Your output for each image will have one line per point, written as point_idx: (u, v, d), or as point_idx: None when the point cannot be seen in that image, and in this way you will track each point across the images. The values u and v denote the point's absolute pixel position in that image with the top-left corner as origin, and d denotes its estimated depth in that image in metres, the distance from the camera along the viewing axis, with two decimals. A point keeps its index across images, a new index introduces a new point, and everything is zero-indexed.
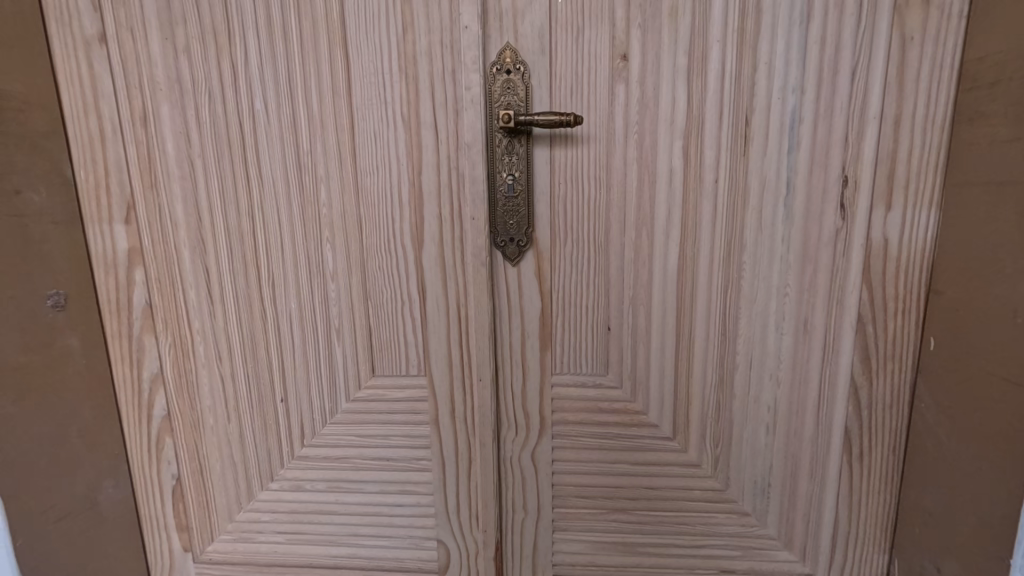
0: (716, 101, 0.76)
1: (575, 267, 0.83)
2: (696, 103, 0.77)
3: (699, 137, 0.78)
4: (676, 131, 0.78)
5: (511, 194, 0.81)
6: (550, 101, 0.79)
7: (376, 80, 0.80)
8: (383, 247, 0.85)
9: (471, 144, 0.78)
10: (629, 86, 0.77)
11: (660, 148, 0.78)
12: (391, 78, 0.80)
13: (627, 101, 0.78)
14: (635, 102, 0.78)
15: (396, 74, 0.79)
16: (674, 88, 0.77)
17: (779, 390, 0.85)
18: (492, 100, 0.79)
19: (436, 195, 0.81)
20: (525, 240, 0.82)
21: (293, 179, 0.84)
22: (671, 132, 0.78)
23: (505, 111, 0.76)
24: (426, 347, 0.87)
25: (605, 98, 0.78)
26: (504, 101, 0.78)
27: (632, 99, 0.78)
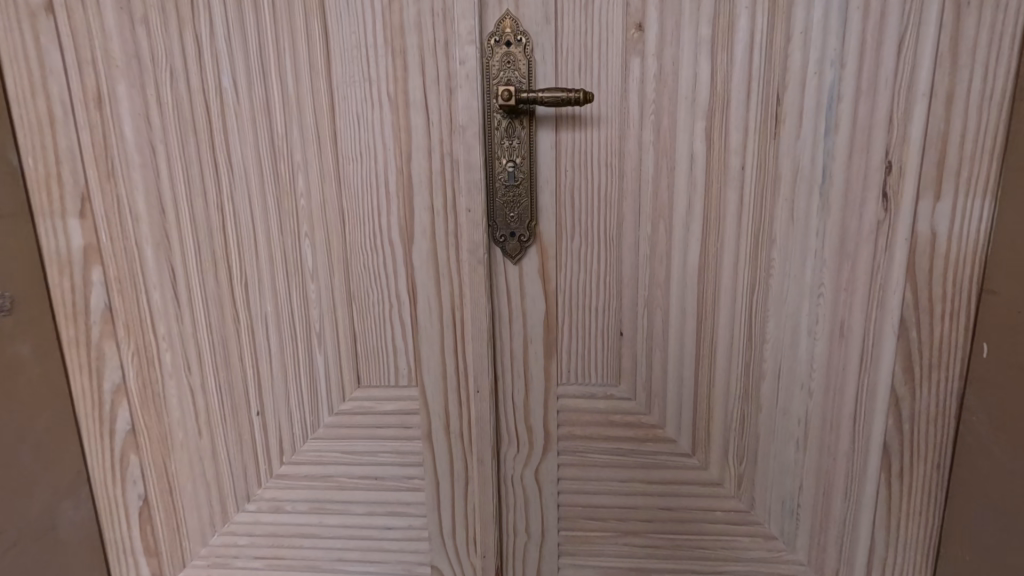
0: (743, 76, 0.67)
1: (584, 265, 0.75)
2: (721, 78, 0.68)
3: (723, 116, 0.69)
4: (698, 110, 0.69)
5: (513, 182, 0.72)
6: (555, 77, 0.70)
7: (358, 54, 0.71)
8: (368, 242, 0.76)
9: (467, 126, 0.70)
10: (644, 59, 0.68)
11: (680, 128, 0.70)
12: (375, 51, 0.70)
13: (642, 76, 0.69)
14: (653, 77, 0.68)
15: (381, 47, 0.70)
16: (696, 60, 0.68)
17: (811, 401, 0.76)
18: (490, 77, 0.69)
19: (428, 185, 0.73)
20: (528, 234, 0.73)
21: (267, 166, 0.75)
22: (692, 111, 0.69)
23: (505, 88, 0.67)
24: (417, 355, 0.78)
25: (618, 72, 0.69)
26: (504, 78, 0.69)
27: (648, 74, 0.68)
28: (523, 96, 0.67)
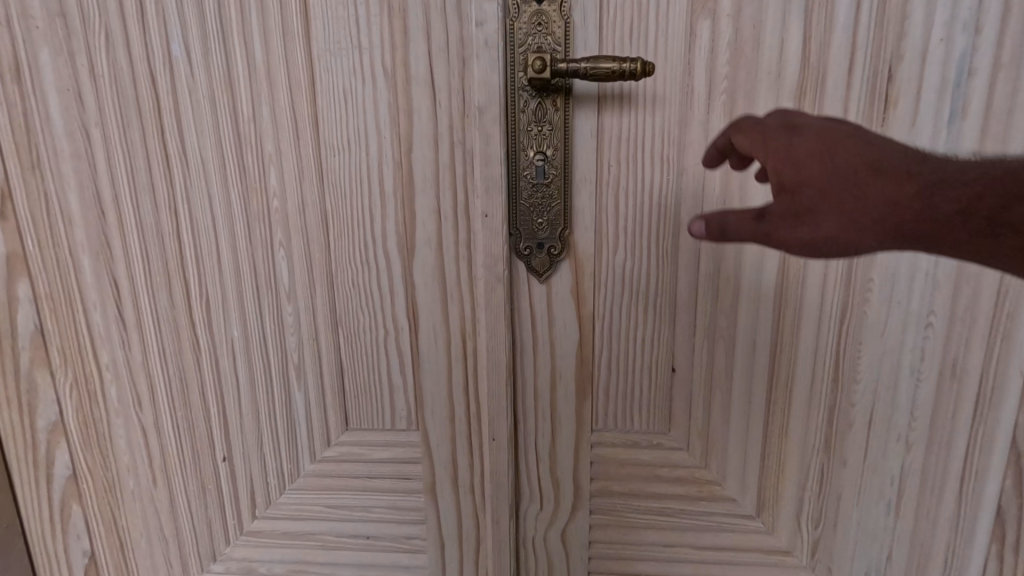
0: (845, 42, 0.52)
1: (629, 284, 0.60)
2: (817, 45, 0.52)
3: (816, 96, 0.53)
4: (784, 87, 0.53)
5: (542, 180, 0.57)
6: (600, 45, 0.54)
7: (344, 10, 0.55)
8: (357, 253, 0.60)
9: (485, 107, 0.54)
10: (715, 20, 0.53)
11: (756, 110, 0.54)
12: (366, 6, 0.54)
13: (712, 43, 0.53)
14: (726, 44, 0.53)
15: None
16: (785, 21, 0.52)
17: (909, 456, 0.61)
18: (515, 44, 0.54)
19: (435, 181, 0.57)
20: (560, 245, 0.58)
21: (231, 158, 0.59)
22: (775, 88, 0.53)
23: (538, 59, 0.52)
24: (419, 393, 0.63)
25: (682, 38, 0.53)
26: (533, 44, 0.53)
27: (719, 39, 0.53)
28: (564, 68, 0.51)
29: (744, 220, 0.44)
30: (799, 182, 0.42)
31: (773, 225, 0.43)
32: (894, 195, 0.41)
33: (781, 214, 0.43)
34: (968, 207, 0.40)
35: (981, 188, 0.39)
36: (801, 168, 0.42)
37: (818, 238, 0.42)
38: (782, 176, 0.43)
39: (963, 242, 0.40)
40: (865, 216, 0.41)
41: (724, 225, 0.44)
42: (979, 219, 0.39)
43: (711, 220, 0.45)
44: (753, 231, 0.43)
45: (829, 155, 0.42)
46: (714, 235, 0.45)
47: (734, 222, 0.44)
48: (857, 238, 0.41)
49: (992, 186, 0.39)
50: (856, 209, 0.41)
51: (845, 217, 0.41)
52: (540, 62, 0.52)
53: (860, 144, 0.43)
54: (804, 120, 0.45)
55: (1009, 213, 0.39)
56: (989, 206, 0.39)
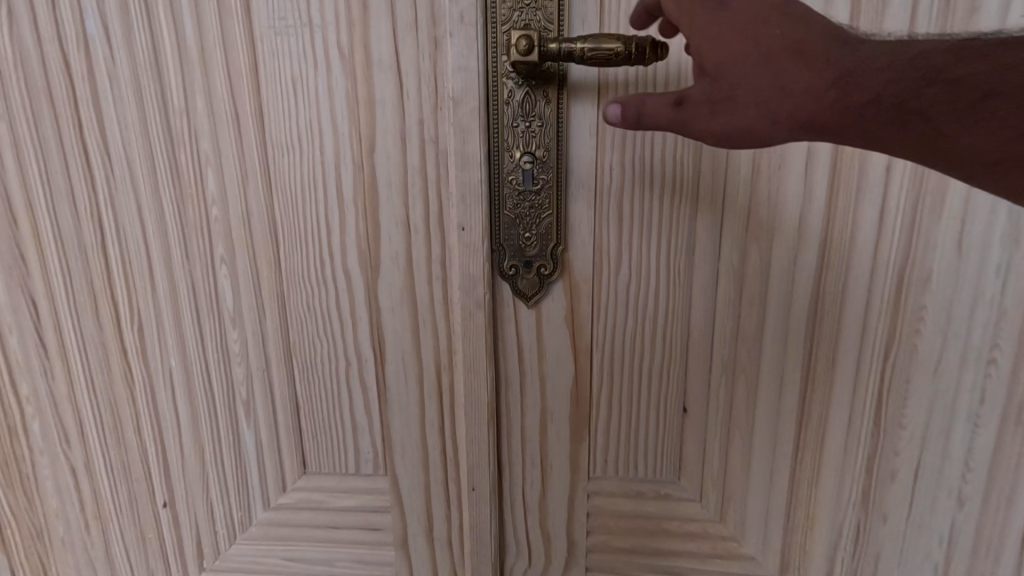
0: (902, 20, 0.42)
1: (634, 310, 0.50)
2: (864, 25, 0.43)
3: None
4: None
5: (530, 186, 0.47)
6: (603, 23, 0.44)
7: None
8: (312, 271, 0.51)
9: (461, 97, 0.44)
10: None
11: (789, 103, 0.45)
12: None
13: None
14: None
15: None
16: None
17: (963, 514, 0.51)
18: (495, 20, 0.43)
19: (403, 186, 0.48)
20: (551, 263, 0.49)
21: (162, 157, 0.50)
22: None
23: (523, 37, 0.42)
24: (387, 432, 0.54)
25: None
26: (519, 21, 0.44)
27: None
28: (552, 51, 0.41)
29: (659, 108, 0.39)
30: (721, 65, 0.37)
31: (689, 115, 0.38)
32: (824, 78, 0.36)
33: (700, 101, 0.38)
34: (900, 100, 0.35)
35: (918, 76, 0.34)
36: (723, 49, 0.37)
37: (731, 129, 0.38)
38: (704, 58, 0.38)
39: (893, 139, 0.36)
40: (786, 103, 0.36)
41: (638, 116, 0.39)
42: (909, 113, 0.35)
43: (627, 106, 0.40)
44: (666, 121, 0.39)
45: (756, 32, 0.37)
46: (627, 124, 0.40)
47: (650, 107, 0.39)
48: (773, 129, 0.37)
49: (933, 74, 0.34)
50: (779, 96, 0.37)
51: (765, 106, 0.37)
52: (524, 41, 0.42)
53: (800, 19, 0.37)
54: None
55: (943, 107, 0.34)
56: (924, 100, 0.34)
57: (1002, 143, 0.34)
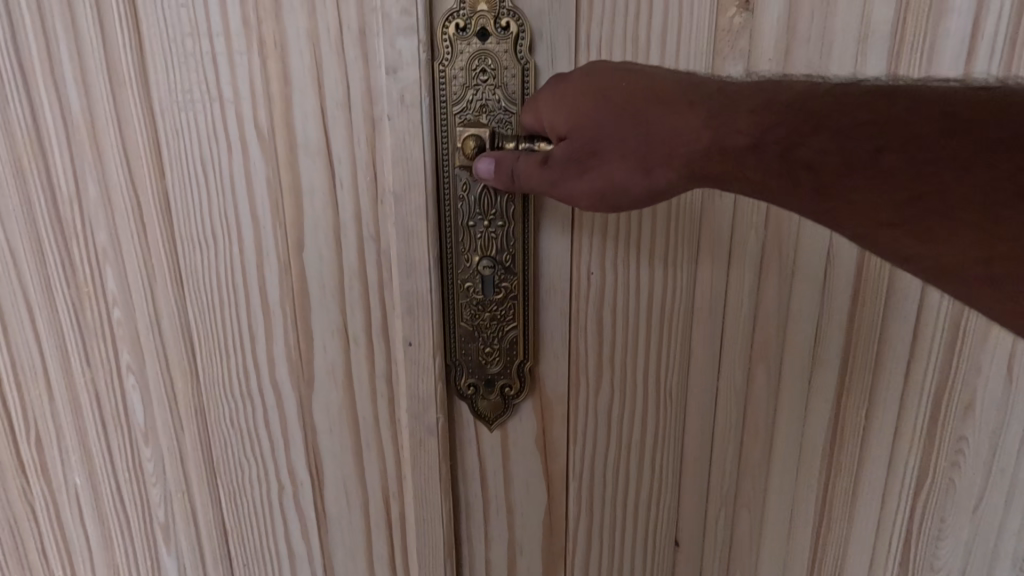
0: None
1: (615, 432, 0.43)
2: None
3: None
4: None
5: (490, 294, 0.39)
6: None
7: (192, 40, 0.36)
8: (235, 383, 0.43)
9: (405, 192, 0.37)
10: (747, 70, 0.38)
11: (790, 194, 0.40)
12: (224, 37, 0.36)
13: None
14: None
15: (233, 25, 0.35)
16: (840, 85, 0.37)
17: None
18: (445, 99, 0.36)
19: (338, 291, 0.40)
20: (517, 382, 0.41)
21: (47, 251, 0.41)
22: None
23: (475, 138, 0.36)
24: (330, 562, 0.47)
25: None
26: (476, 102, 0.36)
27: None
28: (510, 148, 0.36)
29: (528, 162, 0.35)
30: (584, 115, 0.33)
31: (558, 169, 0.34)
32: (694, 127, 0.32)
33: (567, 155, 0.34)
34: (784, 148, 0.31)
35: (797, 121, 0.31)
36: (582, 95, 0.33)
37: (607, 185, 0.34)
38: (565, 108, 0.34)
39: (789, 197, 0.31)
40: (656, 152, 0.33)
41: (507, 169, 0.35)
42: (795, 163, 0.31)
43: (502, 161, 0.35)
44: (539, 182, 0.34)
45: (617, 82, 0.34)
46: (498, 180, 0.35)
47: (524, 168, 0.35)
48: (649, 178, 0.34)
49: (814, 120, 0.30)
50: (650, 146, 0.33)
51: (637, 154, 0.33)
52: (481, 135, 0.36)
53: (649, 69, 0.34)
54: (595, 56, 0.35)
55: (833, 157, 0.30)
56: (810, 150, 0.31)
57: (907, 199, 0.29)
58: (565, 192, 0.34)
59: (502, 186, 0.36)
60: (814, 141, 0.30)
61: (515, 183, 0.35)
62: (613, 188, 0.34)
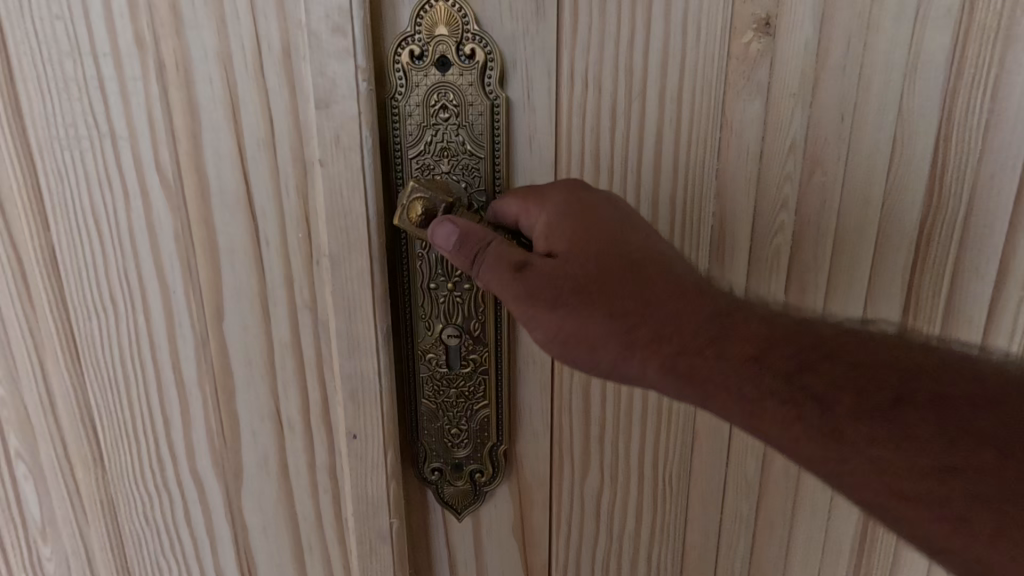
0: (964, 141, 0.32)
1: (605, 522, 0.37)
2: (922, 143, 0.32)
3: (904, 225, 0.34)
4: (869, 209, 0.34)
5: (457, 367, 0.32)
6: (558, 146, 0.33)
7: (71, 61, 0.28)
8: (149, 475, 0.35)
9: (345, 255, 0.30)
10: (767, 105, 0.32)
11: (805, 248, 0.35)
12: (113, 57, 0.28)
13: (762, 139, 0.33)
14: (786, 142, 0.33)
15: (126, 44, 0.28)
16: (858, 126, 0.32)
17: None
18: (398, 139, 0.30)
19: (269, 371, 0.32)
20: (490, 467, 0.35)
21: None
22: (858, 214, 0.34)
23: (421, 197, 0.29)
24: None
25: (713, 128, 0.33)
26: (436, 142, 0.31)
27: (774, 133, 0.33)
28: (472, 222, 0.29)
29: (504, 249, 0.28)
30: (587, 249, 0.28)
31: (534, 285, 0.28)
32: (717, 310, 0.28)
33: (550, 282, 0.28)
34: (789, 371, 0.27)
35: (811, 346, 0.27)
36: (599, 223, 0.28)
37: (575, 336, 0.28)
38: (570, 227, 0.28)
39: (780, 418, 0.27)
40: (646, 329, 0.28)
41: (476, 247, 0.28)
42: (800, 391, 0.26)
43: (470, 234, 0.28)
44: (504, 281, 0.28)
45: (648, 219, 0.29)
46: (460, 255, 0.28)
47: (497, 247, 0.28)
48: (628, 353, 0.28)
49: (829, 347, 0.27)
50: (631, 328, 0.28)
51: (617, 327, 0.28)
52: (443, 186, 0.31)
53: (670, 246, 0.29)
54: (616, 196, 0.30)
55: (843, 394, 0.26)
56: (819, 381, 0.26)
57: (929, 472, 0.25)
58: (528, 313, 0.28)
59: (462, 264, 0.29)
60: (826, 372, 0.26)
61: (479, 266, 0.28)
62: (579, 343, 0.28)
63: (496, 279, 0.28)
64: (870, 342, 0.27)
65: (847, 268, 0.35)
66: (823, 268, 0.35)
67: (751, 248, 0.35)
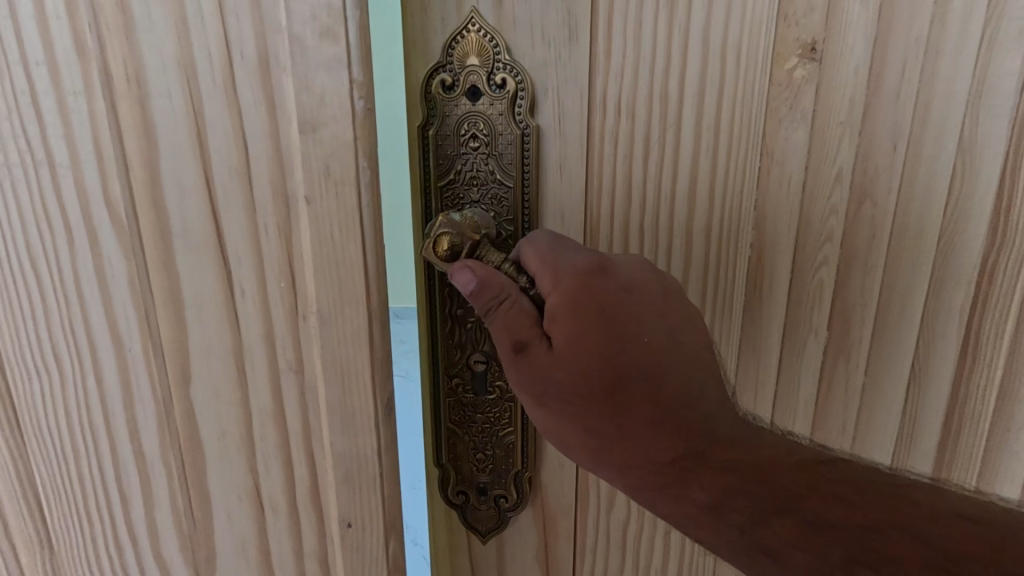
0: None
1: (629, 558, 0.37)
2: (980, 177, 0.29)
3: (968, 259, 0.30)
4: (928, 246, 0.30)
5: (483, 393, 0.33)
6: (590, 179, 0.30)
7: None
8: (104, 559, 0.30)
9: (336, 312, 0.25)
10: (812, 132, 0.29)
11: (852, 288, 0.31)
12: (49, 67, 0.22)
13: (806, 169, 0.30)
14: (832, 172, 0.30)
15: (67, 52, 0.22)
16: (919, 156, 0.29)
17: None
18: (427, 170, 0.29)
19: (245, 444, 0.27)
20: (514, 493, 0.35)
21: None
22: (916, 251, 0.30)
23: (446, 230, 0.28)
24: None
25: (753, 160, 0.29)
26: (466, 172, 0.30)
27: (818, 166, 0.29)
28: (493, 263, 0.28)
29: (513, 313, 0.27)
30: (586, 342, 0.27)
31: (528, 366, 0.27)
32: (698, 429, 0.27)
33: (541, 372, 0.27)
34: (742, 519, 0.26)
35: (766, 497, 0.26)
36: (605, 317, 0.27)
37: (554, 425, 0.28)
38: (573, 314, 0.27)
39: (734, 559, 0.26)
40: (622, 438, 0.28)
41: (490, 301, 0.27)
42: (754, 541, 0.26)
43: (489, 284, 0.27)
44: (504, 348, 0.28)
45: (661, 310, 0.27)
46: (475, 302, 0.27)
47: (504, 310, 0.27)
48: (596, 456, 0.28)
49: (786, 500, 0.25)
50: (606, 430, 0.28)
51: (591, 428, 0.28)
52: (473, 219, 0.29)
53: (663, 352, 0.27)
54: (637, 279, 0.28)
55: (794, 548, 0.25)
56: (772, 531, 0.25)
57: None
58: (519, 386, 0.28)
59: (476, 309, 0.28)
60: (774, 524, 0.25)
61: (489, 320, 0.28)
62: (560, 432, 0.28)
63: (499, 339, 0.28)
64: (837, 487, 0.25)
65: (898, 306, 0.31)
66: (870, 302, 0.31)
67: (792, 279, 0.31)
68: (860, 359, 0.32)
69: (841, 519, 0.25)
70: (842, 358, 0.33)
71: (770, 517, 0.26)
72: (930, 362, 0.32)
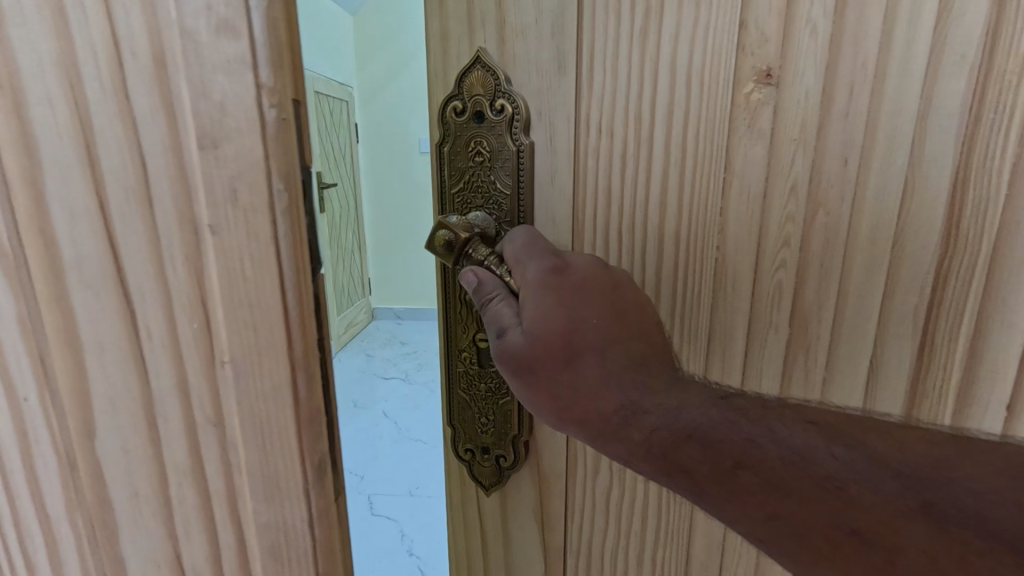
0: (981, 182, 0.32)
1: (615, 518, 0.43)
2: (918, 192, 0.33)
3: (909, 263, 0.34)
4: (877, 249, 0.34)
5: (486, 364, 0.40)
6: (574, 189, 0.37)
7: None
8: None
9: (252, 361, 0.21)
10: (770, 147, 0.34)
11: (809, 290, 0.36)
12: None
13: (766, 180, 0.34)
14: (790, 184, 0.34)
15: None
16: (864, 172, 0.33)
17: None
18: (442, 181, 0.38)
19: (161, 508, 0.23)
20: (512, 454, 0.42)
21: None
22: (868, 254, 0.35)
23: (446, 231, 0.36)
24: None
25: (718, 173, 0.35)
26: (471, 181, 0.37)
27: (779, 176, 0.34)
28: (480, 256, 0.36)
29: (500, 304, 0.35)
30: (545, 315, 0.34)
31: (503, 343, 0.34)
32: (630, 385, 0.33)
33: (517, 352, 0.34)
34: (663, 449, 0.31)
35: (677, 431, 0.31)
36: (564, 304, 0.34)
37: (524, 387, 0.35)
38: (537, 297, 0.34)
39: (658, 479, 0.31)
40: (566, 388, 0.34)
41: (487, 296, 0.36)
42: (675, 466, 0.30)
43: (484, 285, 0.36)
44: (491, 330, 0.35)
45: (605, 288, 0.34)
46: (476, 296, 0.36)
47: (496, 304, 0.35)
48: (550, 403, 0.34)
49: (698, 433, 0.30)
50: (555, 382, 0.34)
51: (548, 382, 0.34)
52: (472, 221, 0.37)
53: (603, 314, 0.34)
54: (585, 268, 0.35)
55: (705, 471, 0.30)
56: (687, 457, 0.30)
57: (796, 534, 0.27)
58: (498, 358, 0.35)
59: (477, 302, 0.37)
60: (688, 451, 0.30)
61: (485, 312, 0.36)
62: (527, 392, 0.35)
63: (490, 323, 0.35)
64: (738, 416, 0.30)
65: (855, 304, 0.36)
66: (828, 301, 0.36)
67: (756, 281, 0.36)
68: (822, 355, 0.37)
69: (754, 456, 0.29)
70: (803, 346, 0.37)
71: (681, 445, 0.30)
72: (881, 352, 0.36)
